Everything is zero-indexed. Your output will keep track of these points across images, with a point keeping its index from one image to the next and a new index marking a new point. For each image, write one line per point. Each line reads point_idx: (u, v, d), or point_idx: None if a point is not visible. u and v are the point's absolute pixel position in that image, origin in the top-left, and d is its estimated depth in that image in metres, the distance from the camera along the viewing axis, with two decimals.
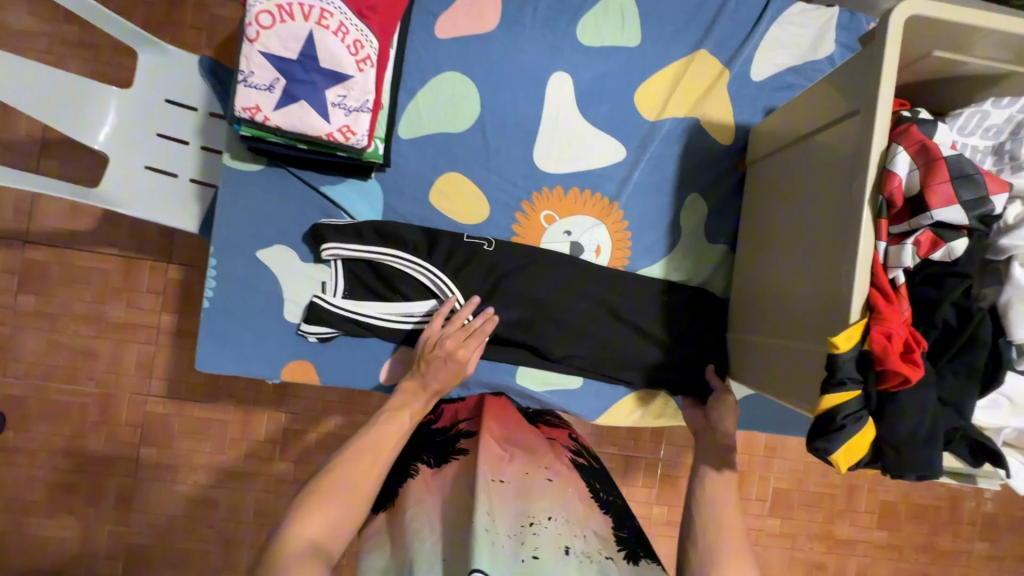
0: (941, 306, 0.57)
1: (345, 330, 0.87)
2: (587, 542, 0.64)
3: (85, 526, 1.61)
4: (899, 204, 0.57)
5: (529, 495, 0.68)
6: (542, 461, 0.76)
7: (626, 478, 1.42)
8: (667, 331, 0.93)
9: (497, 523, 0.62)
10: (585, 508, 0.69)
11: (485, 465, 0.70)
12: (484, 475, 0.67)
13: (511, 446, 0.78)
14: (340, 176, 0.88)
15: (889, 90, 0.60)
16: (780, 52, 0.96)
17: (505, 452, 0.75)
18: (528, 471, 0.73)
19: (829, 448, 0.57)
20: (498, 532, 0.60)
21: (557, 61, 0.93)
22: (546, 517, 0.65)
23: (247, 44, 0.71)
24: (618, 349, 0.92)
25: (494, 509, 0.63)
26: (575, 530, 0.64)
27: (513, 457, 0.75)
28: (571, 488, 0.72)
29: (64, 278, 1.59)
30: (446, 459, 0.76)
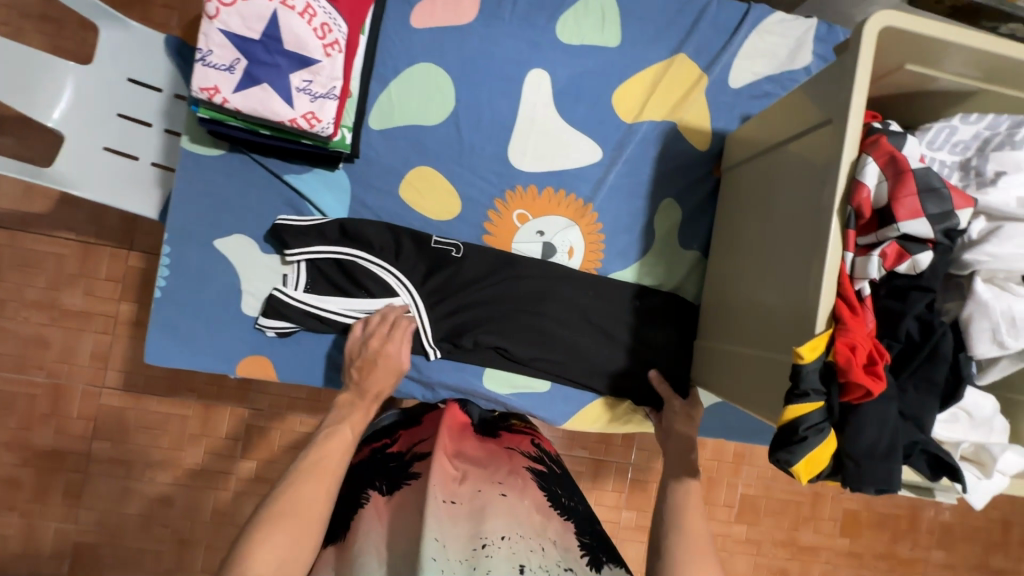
0: (905, 319, 0.57)
1: (306, 325, 0.83)
2: (545, 555, 0.61)
3: (30, 524, 1.53)
4: (867, 215, 0.56)
5: (482, 511, 0.64)
6: (496, 476, 0.72)
7: (596, 483, 1.41)
8: (636, 336, 0.92)
9: (446, 550, 0.57)
10: (542, 520, 0.66)
11: (436, 486, 0.66)
12: (433, 499, 0.63)
13: (464, 463, 0.74)
14: (306, 166, 0.85)
15: (862, 100, 0.60)
16: (759, 60, 0.96)
17: (457, 471, 0.72)
18: (481, 487, 0.69)
19: (791, 459, 0.56)
20: (446, 562, 0.56)
21: (535, 58, 0.91)
22: (500, 535, 0.61)
23: (206, 21, 0.67)
24: (587, 354, 0.90)
25: (443, 535, 0.59)
26: (531, 545, 0.61)
27: (466, 474, 0.71)
28: (525, 502, 0.68)
29: (16, 263, 1.51)
30: (398, 486, 0.71)
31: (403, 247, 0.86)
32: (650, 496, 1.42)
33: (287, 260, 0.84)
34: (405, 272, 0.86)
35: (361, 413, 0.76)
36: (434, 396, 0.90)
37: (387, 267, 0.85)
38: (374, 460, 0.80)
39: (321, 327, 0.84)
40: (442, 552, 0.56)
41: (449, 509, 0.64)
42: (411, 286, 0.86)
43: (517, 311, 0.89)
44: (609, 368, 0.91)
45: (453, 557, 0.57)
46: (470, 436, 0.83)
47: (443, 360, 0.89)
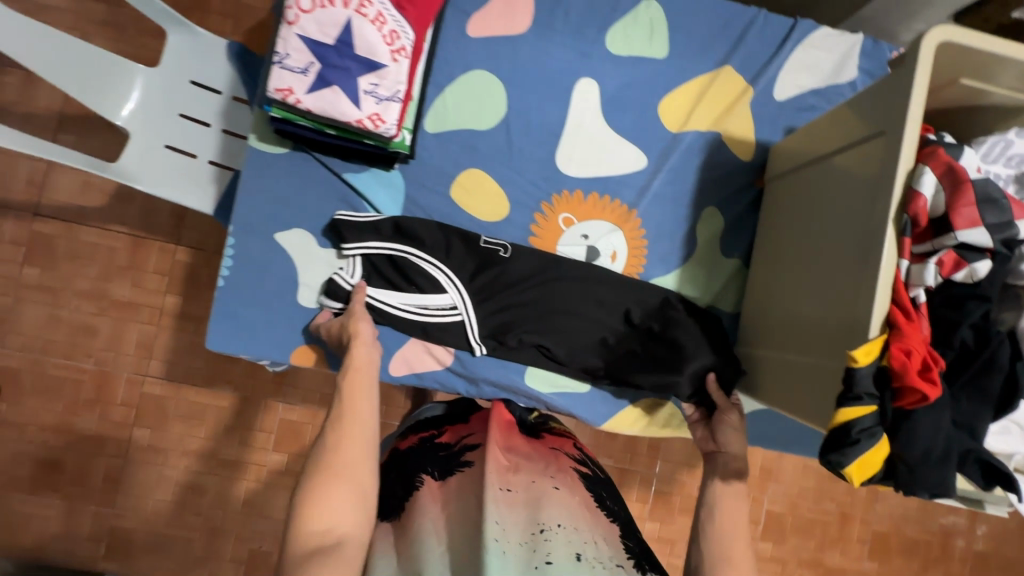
0: (961, 327, 0.57)
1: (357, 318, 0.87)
2: (598, 548, 0.65)
3: (70, 506, 1.59)
4: (922, 223, 0.58)
5: (537, 502, 0.68)
6: (548, 469, 0.76)
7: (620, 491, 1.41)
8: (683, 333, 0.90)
9: (506, 534, 0.63)
10: (592, 516, 0.69)
11: (493, 474, 0.70)
12: (492, 489, 0.67)
13: (515, 454, 0.77)
14: (364, 165, 0.89)
15: (918, 111, 0.62)
16: (803, 74, 0.98)
17: (510, 461, 0.75)
18: (535, 479, 0.72)
19: (843, 461, 0.57)
20: (507, 543, 0.62)
21: (585, 68, 0.95)
22: (556, 523, 0.65)
23: (286, 27, 0.72)
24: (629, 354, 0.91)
25: (502, 519, 0.65)
26: (585, 537, 0.65)
27: (518, 466, 0.74)
28: (576, 498, 0.71)
29: (72, 254, 1.60)
30: (451, 472, 0.75)
31: (453, 247, 0.89)
32: (674, 507, 1.42)
33: (343, 253, 0.87)
34: (455, 269, 0.89)
35: (358, 354, 0.79)
36: (479, 393, 0.92)
37: (437, 265, 0.88)
38: (422, 447, 0.82)
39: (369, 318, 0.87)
40: (503, 535, 0.63)
41: (506, 497, 0.68)
42: (459, 283, 0.89)
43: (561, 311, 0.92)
44: (652, 367, 0.89)
45: (513, 540, 0.63)
46: (517, 433, 0.84)
47: (488, 357, 0.91)
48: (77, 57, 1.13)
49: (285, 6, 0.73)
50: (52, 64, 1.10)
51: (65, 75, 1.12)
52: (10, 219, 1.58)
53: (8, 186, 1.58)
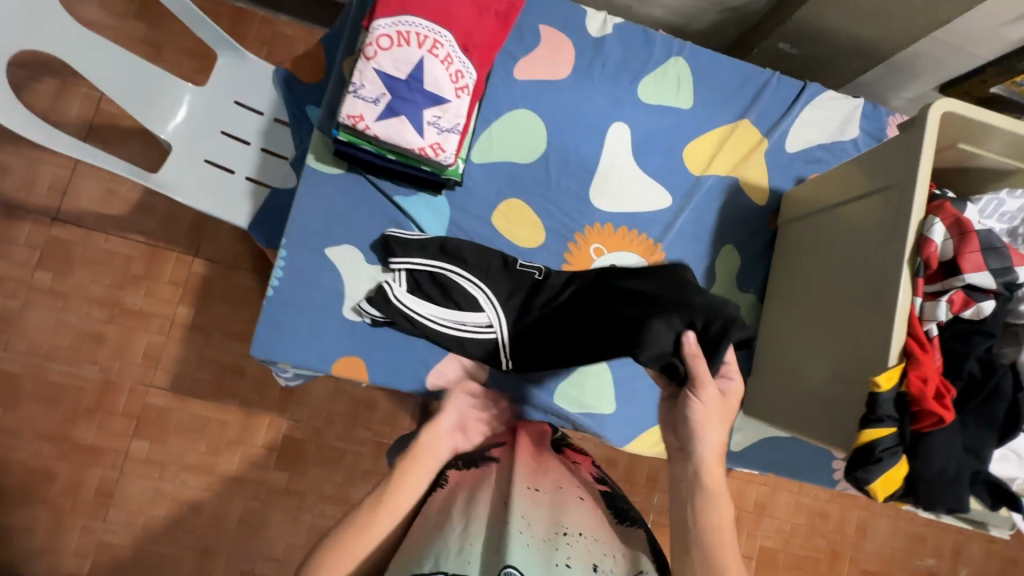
0: (969, 359, 0.65)
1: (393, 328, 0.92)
2: (616, 561, 0.70)
3: (57, 519, 1.54)
4: (933, 267, 0.65)
5: (561, 505, 0.76)
6: (574, 481, 0.83)
7: None
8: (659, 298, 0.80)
9: (531, 528, 0.71)
10: (612, 531, 0.75)
11: (522, 474, 0.79)
12: (520, 485, 0.76)
13: (544, 459, 0.86)
14: (413, 189, 0.95)
15: (926, 171, 0.71)
16: (812, 131, 1.08)
17: (537, 465, 0.84)
18: (560, 485, 0.80)
19: (867, 478, 0.63)
20: (530, 538, 0.69)
21: (619, 113, 1.04)
22: (577, 531, 0.72)
23: (363, 61, 0.79)
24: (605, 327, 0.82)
25: (527, 515, 0.72)
26: (604, 548, 0.71)
27: (547, 471, 0.83)
28: (598, 510, 0.79)
29: (87, 260, 1.60)
30: (474, 464, 0.87)
31: (492, 268, 0.93)
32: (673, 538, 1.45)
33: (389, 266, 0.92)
34: (495, 291, 0.92)
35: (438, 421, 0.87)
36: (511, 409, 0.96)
37: (477, 283, 0.92)
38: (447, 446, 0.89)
39: (409, 328, 0.91)
40: (527, 528, 0.70)
41: (532, 494, 0.76)
42: (496, 302, 0.92)
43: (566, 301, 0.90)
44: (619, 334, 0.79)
45: (536, 535, 0.70)
46: (546, 456, 0.88)
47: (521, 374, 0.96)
48: (130, 73, 1.19)
49: (363, 43, 0.80)
50: (107, 77, 1.15)
51: (118, 88, 1.17)
52: (27, 222, 1.58)
53: (29, 190, 1.59)
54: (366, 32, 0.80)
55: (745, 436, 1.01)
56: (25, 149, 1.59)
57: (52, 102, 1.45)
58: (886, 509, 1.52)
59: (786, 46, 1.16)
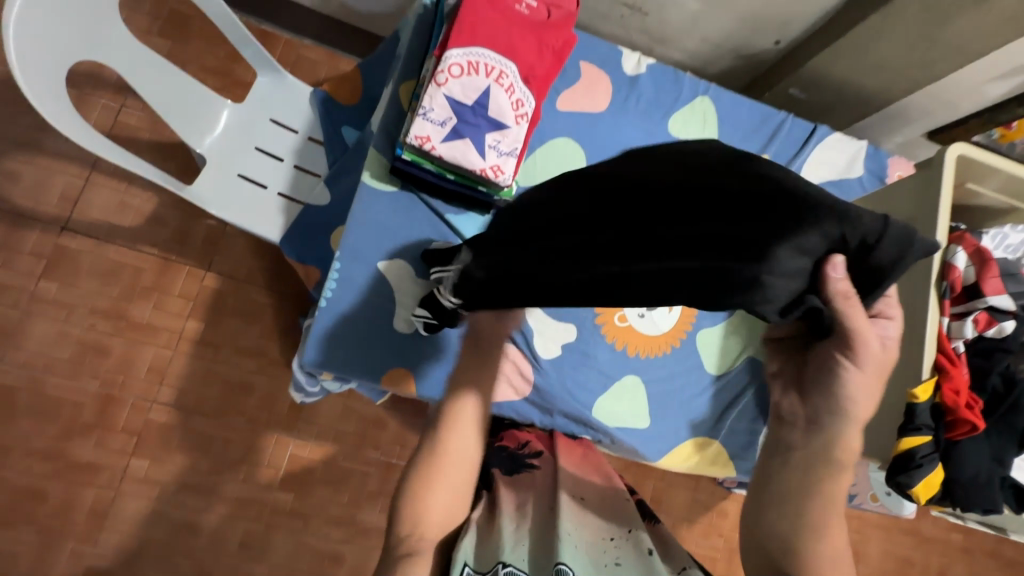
0: (991, 374, 0.72)
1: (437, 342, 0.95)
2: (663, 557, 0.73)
3: (44, 541, 1.45)
4: (959, 290, 0.73)
5: (606, 509, 0.79)
6: (612, 487, 0.85)
7: None
8: (780, 199, 0.42)
9: (580, 530, 0.72)
10: (654, 531, 0.79)
11: (566, 483, 0.82)
12: (569, 491, 0.78)
13: (583, 469, 0.88)
14: (462, 209, 0.99)
15: (948, 207, 0.79)
16: (823, 169, 1.18)
17: (578, 474, 0.86)
18: (602, 492, 0.83)
19: (910, 482, 0.68)
20: (579, 539, 0.70)
21: (651, 145, 1.11)
22: (625, 533, 0.74)
23: (434, 86, 0.84)
24: (666, 255, 0.45)
25: (576, 518, 0.74)
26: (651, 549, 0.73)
27: (584, 480, 0.85)
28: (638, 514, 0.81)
29: (95, 270, 1.57)
30: (518, 470, 0.83)
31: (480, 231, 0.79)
32: None
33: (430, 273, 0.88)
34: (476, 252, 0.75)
35: (475, 395, 0.72)
36: (552, 423, 0.98)
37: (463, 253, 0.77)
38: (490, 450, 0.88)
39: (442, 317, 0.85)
40: (576, 532, 0.71)
41: (579, 501, 0.78)
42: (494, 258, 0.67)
43: (545, 216, 0.58)
44: (706, 266, 0.43)
45: (586, 537, 0.71)
46: (583, 467, 0.89)
47: (562, 387, 0.99)
48: (173, 86, 1.21)
49: (433, 70, 0.85)
50: (154, 90, 1.17)
51: (157, 98, 1.18)
52: (34, 230, 1.55)
53: (40, 198, 1.56)
54: (436, 61, 0.86)
55: None
56: (38, 157, 1.57)
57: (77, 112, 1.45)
58: (880, 531, 1.58)
59: (796, 91, 1.27)
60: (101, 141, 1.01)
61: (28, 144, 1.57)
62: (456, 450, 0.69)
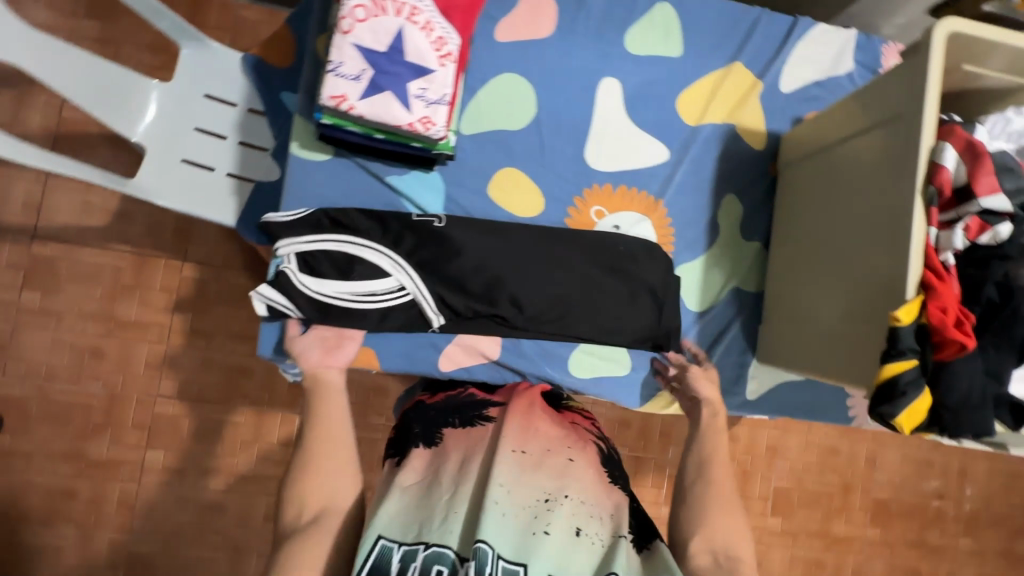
0: (987, 285, 0.65)
1: (398, 325, 0.91)
2: (601, 524, 0.71)
3: (85, 534, 1.54)
4: (948, 194, 0.64)
5: (550, 470, 0.72)
6: (567, 437, 0.79)
7: (638, 478, 1.47)
8: (650, 289, 0.97)
9: (510, 496, 0.68)
10: (603, 489, 0.74)
11: (511, 436, 0.74)
12: (505, 449, 0.71)
13: (538, 415, 0.80)
14: (406, 167, 0.92)
15: (935, 99, 0.69)
16: (809, 68, 1.05)
17: (533, 423, 0.78)
18: (552, 447, 0.75)
19: (892, 412, 0.63)
20: (510, 508, 0.67)
21: (608, 68, 1.00)
22: (564, 494, 0.70)
23: (340, 35, 0.75)
24: (594, 312, 0.95)
25: (510, 481, 0.69)
26: (591, 511, 0.71)
27: (537, 429, 0.77)
28: (592, 470, 0.75)
29: (74, 275, 1.56)
30: (472, 424, 0.79)
31: (389, 227, 0.90)
32: None
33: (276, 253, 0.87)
34: (401, 254, 0.90)
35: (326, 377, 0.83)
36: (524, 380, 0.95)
37: (382, 252, 0.89)
38: (448, 403, 0.85)
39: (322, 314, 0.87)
40: (506, 498, 0.68)
41: (518, 459, 0.72)
42: (404, 264, 0.90)
43: (507, 276, 0.93)
44: (618, 330, 0.96)
45: (516, 504, 0.68)
46: (539, 414, 0.81)
47: (533, 343, 0.95)
48: (91, 73, 1.12)
49: (337, 17, 0.76)
50: (66, 78, 1.08)
51: (84, 94, 1.11)
52: (7, 242, 1.53)
53: (4, 209, 1.53)
54: (339, 6, 0.77)
55: (760, 384, 1.02)
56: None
57: (16, 115, 1.38)
58: (895, 439, 1.56)
59: None
60: (31, 152, 0.97)
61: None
62: (318, 428, 0.77)
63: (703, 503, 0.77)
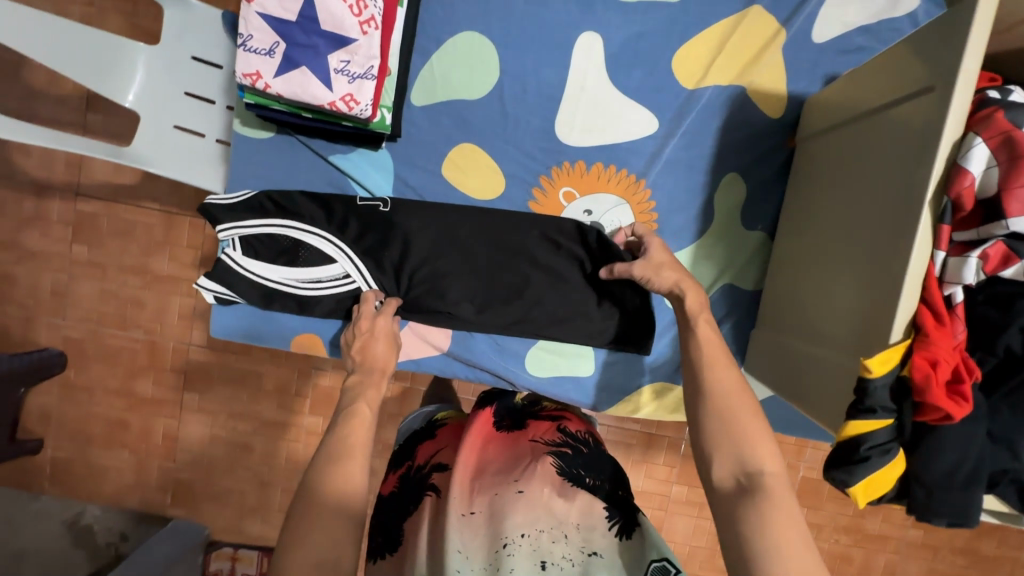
0: (1008, 332, 0.49)
1: (344, 314, 0.87)
2: (570, 540, 0.61)
3: (140, 460, 1.41)
4: (967, 207, 0.48)
5: (496, 514, 0.63)
6: (512, 470, 0.68)
7: (646, 456, 1.23)
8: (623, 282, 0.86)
9: (470, 562, 0.59)
10: (563, 502, 0.64)
11: (455, 500, 0.65)
12: (450, 515, 0.63)
13: (489, 464, 0.71)
14: (352, 146, 0.86)
15: (976, 61, 0.48)
16: (851, 8, 0.82)
17: (479, 472, 0.70)
18: (497, 490, 0.65)
19: (849, 480, 0.51)
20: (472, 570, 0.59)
21: (588, 19, 0.84)
22: (519, 534, 0.60)
23: (245, 5, 0.68)
24: (555, 307, 0.87)
25: (467, 545, 0.61)
26: (552, 534, 0.61)
27: (480, 479, 0.68)
28: (544, 489, 0.65)
29: (116, 229, 1.32)
30: (421, 499, 0.69)
31: (334, 212, 0.85)
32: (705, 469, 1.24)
33: (220, 237, 0.84)
34: (348, 242, 0.85)
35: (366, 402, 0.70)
36: (475, 376, 0.92)
37: (327, 238, 0.85)
38: (403, 484, 0.75)
39: (266, 301, 0.86)
40: (466, 563, 0.59)
41: (467, 522, 0.63)
42: (350, 252, 0.85)
43: (453, 264, 0.87)
44: (582, 328, 0.88)
45: (478, 569, 0.59)
46: (492, 461, 0.71)
47: (484, 339, 0.90)
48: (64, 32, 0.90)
49: None
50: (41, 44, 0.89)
51: (53, 50, 0.90)
52: (53, 199, 1.31)
53: (48, 165, 1.30)
54: None
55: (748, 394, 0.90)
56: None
57: (16, 74, 1.21)
58: None
59: None
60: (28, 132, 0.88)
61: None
62: (344, 436, 0.65)
63: (720, 426, 0.58)
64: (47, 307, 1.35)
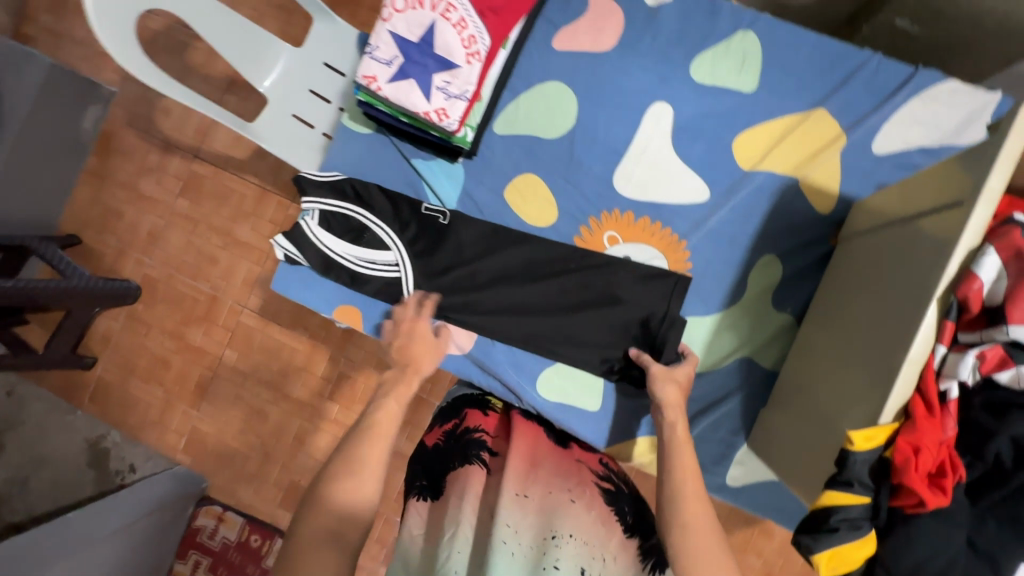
0: (996, 440, 0.50)
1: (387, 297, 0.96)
2: (606, 565, 0.62)
3: (168, 400, 1.52)
4: (973, 310, 0.50)
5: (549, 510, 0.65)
6: (567, 481, 0.71)
7: None
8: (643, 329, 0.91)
9: (516, 539, 0.60)
10: (606, 533, 0.66)
11: (512, 477, 0.67)
12: (507, 491, 0.64)
13: (541, 462, 0.73)
14: (432, 154, 0.99)
15: (1000, 183, 0.52)
16: (915, 129, 0.86)
17: (532, 465, 0.71)
18: (551, 489, 0.68)
19: (812, 546, 0.54)
20: (516, 547, 0.60)
21: (663, 91, 0.93)
22: (568, 533, 0.62)
23: (380, 23, 0.83)
24: (570, 336, 0.93)
25: (514, 522, 0.62)
26: (593, 552, 0.62)
27: (535, 471, 0.70)
28: (594, 512, 0.68)
29: (214, 193, 1.51)
30: (470, 460, 0.71)
31: (401, 213, 0.97)
32: None
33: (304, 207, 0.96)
34: (403, 239, 0.95)
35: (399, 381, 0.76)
36: (488, 383, 0.97)
37: (387, 228, 0.95)
38: (449, 440, 0.77)
39: (325, 268, 0.96)
40: (514, 539, 0.60)
41: (519, 502, 0.64)
42: (400, 242, 0.95)
43: (490, 277, 0.95)
44: (592, 362, 0.93)
45: (523, 545, 0.60)
46: (545, 462, 0.74)
47: (503, 350, 0.96)
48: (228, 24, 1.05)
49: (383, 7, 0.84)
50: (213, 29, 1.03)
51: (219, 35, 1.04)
52: (175, 157, 1.52)
53: (180, 127, 1.52)
54: None
55: (746, 473, 0.90)
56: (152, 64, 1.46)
57: (181, 53, 1.46)
58: None
59: (904, 23, 1.02)
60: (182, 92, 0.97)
61: (150, 52, 1.46)
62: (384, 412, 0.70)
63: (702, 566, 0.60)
64: (139, 246, 1.54)
